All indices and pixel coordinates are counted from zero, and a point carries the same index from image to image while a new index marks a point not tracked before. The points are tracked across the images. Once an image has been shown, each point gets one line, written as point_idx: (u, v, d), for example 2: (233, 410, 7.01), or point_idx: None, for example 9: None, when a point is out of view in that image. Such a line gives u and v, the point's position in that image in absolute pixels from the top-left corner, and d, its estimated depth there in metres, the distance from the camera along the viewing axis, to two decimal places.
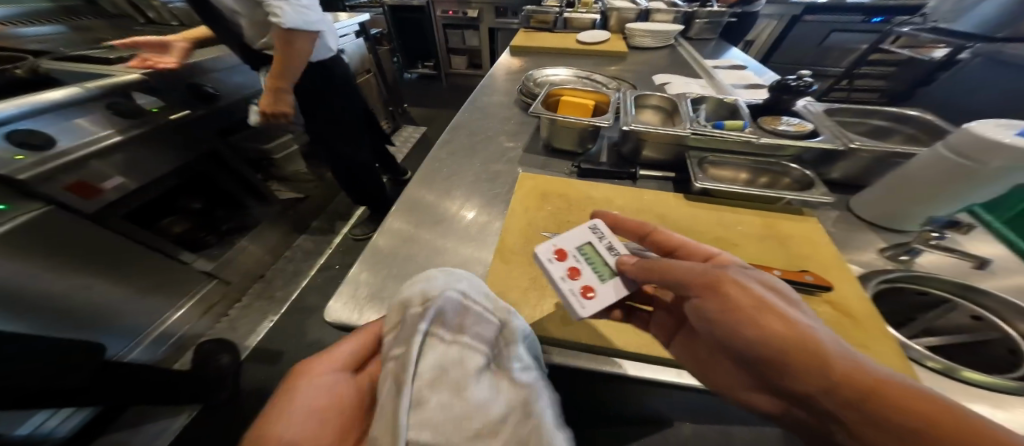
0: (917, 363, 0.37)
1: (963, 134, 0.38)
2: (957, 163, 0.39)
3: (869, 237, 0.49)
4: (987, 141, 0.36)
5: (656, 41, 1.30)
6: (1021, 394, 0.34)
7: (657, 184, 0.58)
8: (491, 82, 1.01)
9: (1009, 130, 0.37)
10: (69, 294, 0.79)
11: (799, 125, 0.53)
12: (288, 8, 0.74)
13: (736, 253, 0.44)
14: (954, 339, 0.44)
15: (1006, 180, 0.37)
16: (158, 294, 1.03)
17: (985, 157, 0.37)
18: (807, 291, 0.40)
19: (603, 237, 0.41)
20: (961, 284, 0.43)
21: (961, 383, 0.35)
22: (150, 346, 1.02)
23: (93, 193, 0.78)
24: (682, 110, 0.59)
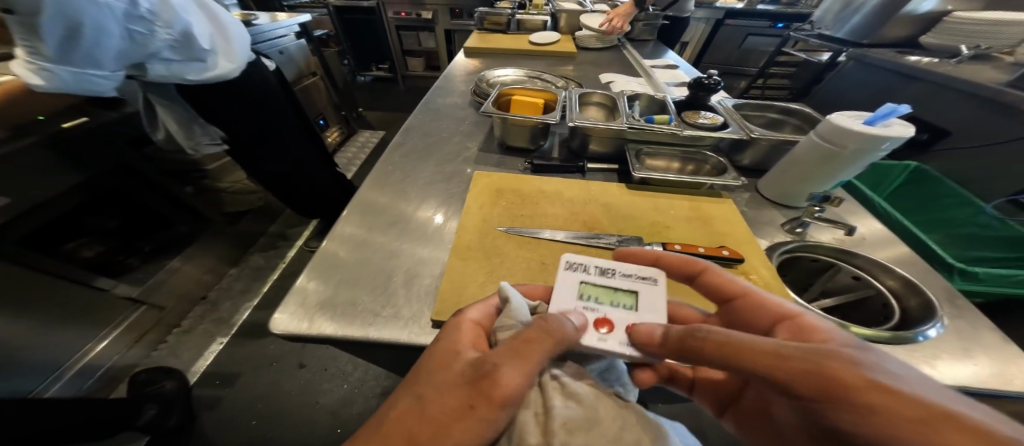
0: None
1: (828, 125, 0.46)
2: (828, 148, 0.47)
3: (774, 213, 0.57)
4: (847, 131, 0.44)
5: (601, 42, 1.39)
6: (894, 341, 0.39)
7: (603, 176, 0.63)
8: (444, 84, 1.02)
9: (858, 120, 0.46)
10: None
11: (713, 118, 0.61)
12: (65, 73, 0.62)
13: (670, 235, 0.50)
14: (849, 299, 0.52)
15: (864, 159, 0.46)
16: (71, 325, 0.90)
17: (843, 143, 0.45)
18: (725, 264, 0.46)
19: (587, 269, 0.39)
20: (840, 250, 0.52)
21: None
22: (73, 380, 0.91)
23: None
24: (620, 106, 0.65)
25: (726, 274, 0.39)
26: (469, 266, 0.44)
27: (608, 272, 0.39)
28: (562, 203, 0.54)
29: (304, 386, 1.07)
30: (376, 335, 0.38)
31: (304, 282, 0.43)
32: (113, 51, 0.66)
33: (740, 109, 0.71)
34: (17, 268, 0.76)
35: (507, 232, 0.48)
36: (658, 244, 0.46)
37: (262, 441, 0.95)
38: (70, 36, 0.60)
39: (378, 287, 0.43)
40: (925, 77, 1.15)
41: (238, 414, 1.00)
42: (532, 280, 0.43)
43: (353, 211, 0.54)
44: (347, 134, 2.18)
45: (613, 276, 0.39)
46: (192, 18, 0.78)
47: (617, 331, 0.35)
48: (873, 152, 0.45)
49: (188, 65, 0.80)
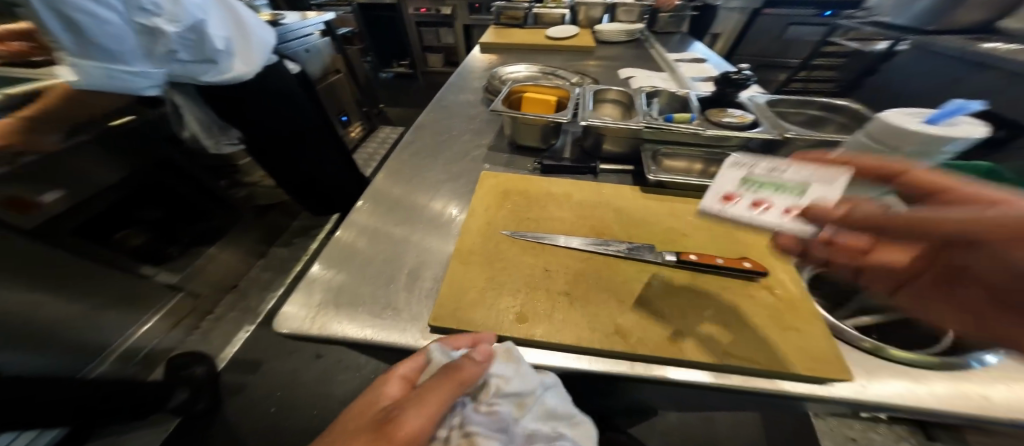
0: (850, 344, 0.36)
1: (880, 122, 0.42)
2: (877, 149, 0.43)
3: None
4: (896, 128, 0.40)
5: (623, 35, 1.33)
6: (941, 368, 0.34)
7: (617, 178, 0.60)
8: (459, 81, 1.01)
9: (919, 118, 0.41)
10: (14, 312, 0.75)
11: (742, 116, 0.56)
12: (94, 69, 0.66)
13: (686, 243, 0.46)
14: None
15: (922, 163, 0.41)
16: (117, 309, 0.97)
17: (898, 143, 0.40)
18: (747, 277, 0.41)
19: (756, 162, 0.30)
20: None
21: (888, 362, 0.34)
22: (118, 361, 0.98)
23: (32, 208, 0.72)
24: (637, 104, 0.61)
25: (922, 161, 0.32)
26: (470, 271, 0.43)
27: (782, 166, 0.29)
28: (572, 206, 0.52)
29: (323, 374, 1.12)
30: (373, 336, 0.38)
31: (313, 270, 0.44)
32: (128, 51, 0.69)
33: (773, 106, 0.65)
34: (69, 255, 0.83)
35: (511, 236, 0.46)
36: (672, 253, 0.43)
37: (283, 426, 1.00)
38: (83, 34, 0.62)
39: (380, 284, 0.43)
40: (1000, 66, 1.01)
41: (261, 398, 1.05)
42: (535, 287, 0.41)
43: (361, 208, 0.54)
44: (369, 130, 2.23)
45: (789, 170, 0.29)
46: (213, 23, 0.79)
47: (774, 210, 0.32)
48: (933, 156, 0.40)
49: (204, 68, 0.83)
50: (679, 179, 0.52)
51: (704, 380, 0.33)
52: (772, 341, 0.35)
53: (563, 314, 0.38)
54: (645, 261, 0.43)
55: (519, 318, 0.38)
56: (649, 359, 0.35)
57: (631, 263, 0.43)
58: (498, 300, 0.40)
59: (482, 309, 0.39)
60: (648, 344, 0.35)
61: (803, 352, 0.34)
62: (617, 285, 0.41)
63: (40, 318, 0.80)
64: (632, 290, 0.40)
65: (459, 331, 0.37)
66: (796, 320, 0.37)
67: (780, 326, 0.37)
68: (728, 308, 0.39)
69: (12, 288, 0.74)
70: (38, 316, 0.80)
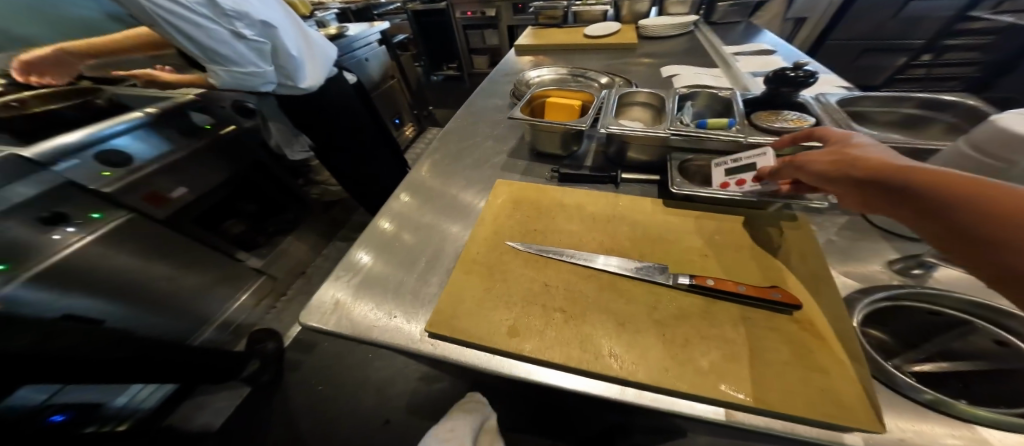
0: (901, 395, 0.29)
1: (992, 128, 0.33)
2: (981, 163, 0.34)
3: (881, 245, 0.43)
4: (1013, 135, 0.31)
5: (672, 29, 1.23)
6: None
7: (640, 188, 0.56)
8: (492, 85, 1.02)
9: None
10: (150, 284, 0.94)
11: (799, 119, 0.49)
12: (224, 72, 0.81)
13: (707, 264, 0.41)
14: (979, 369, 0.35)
15: None
16: (218, 286, 1.17)
17: (1011, 154, 0.32)
18: (774, 309, 0.36)
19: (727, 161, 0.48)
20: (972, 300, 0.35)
21: (952, 420, 0.28)
22: (218, 329, 1.16)
23: (164, 202, 0.89)
24: (666, 108, 0.56)
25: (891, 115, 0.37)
26: (472, 278, 0.44)
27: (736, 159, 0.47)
28: (583, 218, 0.50)
29: (366, 358, 1.23)
30: (376, 333, 0.39)
31: (356, 260, 0.48)
32: (248, 60, 0.83)
33: (847, 105, 0.55)
34: (187, 239, 1.01)
35: (516, 247, 0.46)
36: (685, 276, 0.39)
37: (333, 399, 1.12)
38: (209, 46, 0.77)
39: (392, 284, 0.45)
40: None
41: (316, 375, 1.19)
42: (530, 301, 0.40)
43: (390, 209, 0.57)
44: (420, 131, 2.37)
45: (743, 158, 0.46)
46: (290, 36, 0.89)
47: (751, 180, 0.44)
48: None
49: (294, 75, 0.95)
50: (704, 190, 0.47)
51: (705, 415, 0.30)
52: (793, 386, 0.30)
53: (555, 331, 0.37)
54: (653, 283, 0.40)
55: (509, 331, 0.38)
56: (643, 385, 0.32)
57: (639, 284, 0.40)
58: (495, 310, 0.40)
59: (477, 317, 0.39)
60: (641, 373, 0.33)
61: (833, 400, 0.29)
62: (620, 307, 0.38)
63: (166, 290, 0.99)
64: (633, 313, 0.38)
65: (450, 339, 0.38)
66: (828, 362, 0.31)
67: (805, 365, 0.31)
68: (747, 341, 0.34)
69: (152, 263, 0.92)
70: (168, 287, 0.99)
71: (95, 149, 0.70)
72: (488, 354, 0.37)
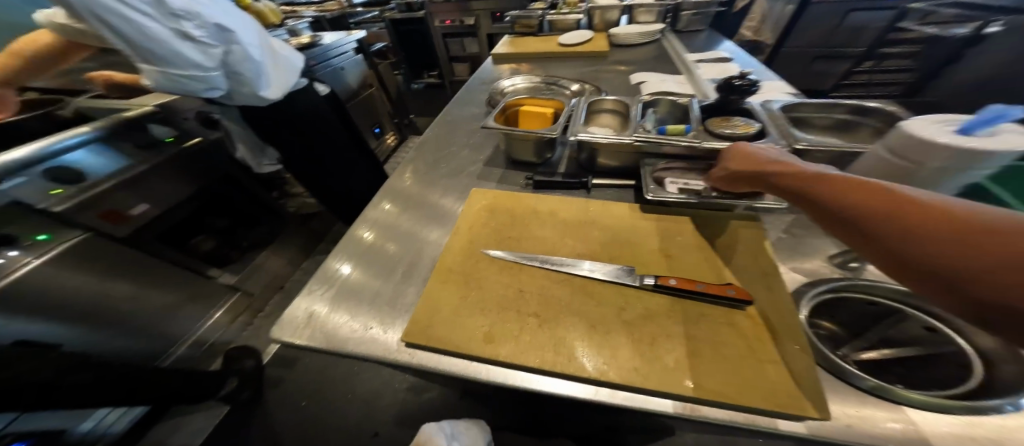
0: (850, 385, 0.31)
1: (902, 132, 0.37)
2: (899, 163, 0.38)
3: (823, 241, 0.46)
4: (918, 140, 0.35)
5: (642, 37, 1.28)
6: (956, 412, 0.29)
7: (612, 192, 0.58)
8: (468, 94, 1.04)
9: (946, 126, 0.35)
10: (112, 306, 0.89)
11: (746, 125, 0.52)
12: (160, 74, 0.74)
13: (671, 264, 0.44)
14: (913, 354, 0.38)
15: (955, 179, 0.36)
16: (191, 305, 1.12)
17: (922, 158, 0.35)
18: (730, 305, 0.38)
19: (681, 185, 0.51)
20: (897, 288, 0.39)
21: (891, 405, 0.30)
22: (189, 348, 1.11)
23: (122, 219, 0.85)
24: (632, 115, 0.58)
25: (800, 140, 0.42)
26: (448, 289, 0.44)
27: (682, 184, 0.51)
28: (551, 226, 0.51)
29: (350, 372, 1.19)
30: (353, 346, 0.39)
31: (338, 271, 0.47)
32: (190, 61, 0.75)
33: (789, 110, 0.59)
34: (149, 258, 0.96)
35: (491, 257, 0.47)
36: (651, 277, 0.41)
37: (314, 417, 1.08)
38: (149, 46, 0.70)
39: (368, 294, 0.45)
40: None
41: (295, 393, 1.14)
42: (505, 307, 0.41)
43: (366, 221, 0.56)
44: (401, 139, 2.35)
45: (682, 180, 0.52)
46: (249, 36, 0.85)
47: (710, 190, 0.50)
48: (965, 172, 0.35)
49: (259, 83, 0.91)
50: (672, 194, 0.49)
51: (672, 411, 0.32)
52: (749, 377, 0.32)
53: (529, 336, 0.38)
54: (622, 285, 0.42)
55: (485, 337, 0.38)
56: (612, 384, 0.33)
57: (609, 287, 0.42)
58: (470, 319, 0.40)
59: (452, 327, 0.39)
60: (611, 370, 0.34)
61: (784, 389, 0.31)
62: (591, 311, 0.39)
63: (132, 311, 0.94)
64: (604, 315, 0.39)
65: (427, 347, 0.38)
66: (776, 353, 0.34)
67: (759, 358, 0.33)
68: (707, 337, 0.36)
69: (114, 283, 0.88)
70: (132, 307, 0.94)
71: (42, 164, 0.67)
72: (464, 361, 0.37)
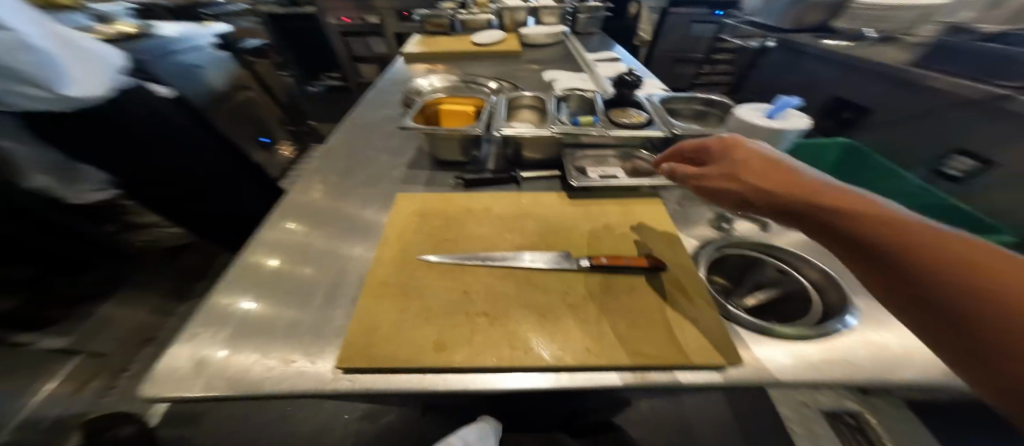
0: (748, 330, 0.38)
1: (734, 120, 0.46)
2: None
3: (702, 210, 0.56)
4: (748, 126, 0.45)
5: (549, 37, 1.36)
6: (814, 337, 0.37)
7: (540, 184, 0.60)
8: (379, 96, 0.97)
9: (759, 113, 0.46)
10: None
11: (638, 115, 0.58)
12: None
13: (600, 245, 0.47)
14: (775, 293, 0.48)
15: (772, 153, 0.46)
16: None
17: (749, 138, 0.45)
18: (651, 274, 0.43)
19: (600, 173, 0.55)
20: (756, 243, 0.49)
21: (775, 339, 0.37)
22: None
23: None
24: (549, 109, 0.62)
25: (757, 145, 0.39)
26: (383, 305, 0.39)
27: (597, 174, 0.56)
28: (481, 226, 0.50)
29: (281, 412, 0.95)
30: (271, 387, 0.31)
31: (239, 308, 0.38)
32: None
33: (667, 103, 0.70)
34: None
35: (428, 263, 0.44)
36: (586, 259, 0.44)
37: None
38: None
39: (280, 325, 0.37)
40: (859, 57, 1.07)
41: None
42: (452, 312, 0.39)
43: (266, 244, 0.47)
44: (302, 149, 2.06)
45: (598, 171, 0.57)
46: (14, 17, 0.66)
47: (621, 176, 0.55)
48: (775, 148, 0.45)
49: (46, 82, 0.71)
50: (592, 180, 0.53)
51: (623, 382, 0.34)
52: (676, 337, 0.36)
53: (482, 337, 0.36)
54: (563, 271, 0.43)
55: (436, 346, 0.35)
56: (565, 369, 0.34)
57: (550, 275, 0.43)
58: (414, 332, 0.37)
59: (392, 346, 0.35)
60: (564, 351, 0.35)
61: (702, 340, 0.36)
62: (537, 300, 0.40)
63: None
64: (551, 301, 0.40)
65: (370, 370, 0.33)
66: (691, 311, 0.39)
67: (681, 317, 0.38)
68: (637, 306, 0.40)
69: None
70: None
71: None
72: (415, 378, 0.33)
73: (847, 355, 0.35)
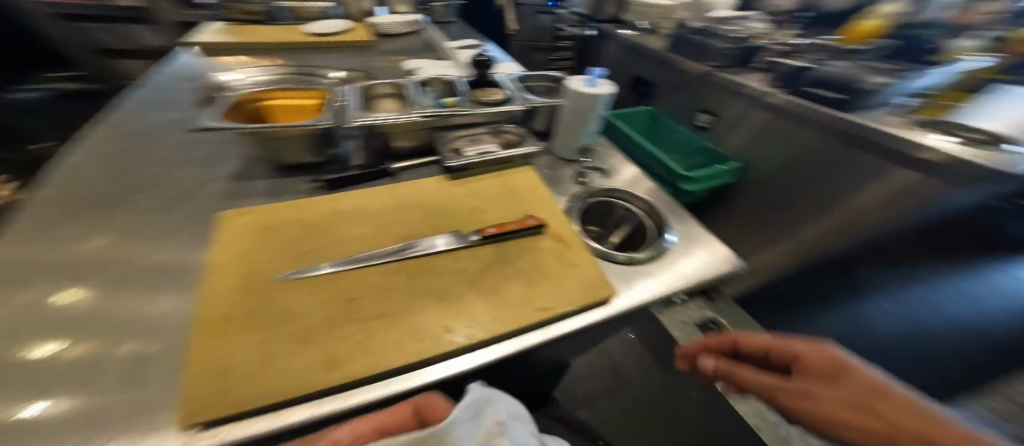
0: (614, 261, 0.47)
1: (567, 89, 0.55)
2: (573, 106, 0.56)
3: (566, 171, 0.64)
4: (575, 92, 0.53)
5: (402, 25, 1.28)
6: (652, 255, 0.49)
7: (418, 172, 0.57)
8: (159, 96, 0.75)
9: (584, 82, 0.56)
10: None
11: (496, 93, 0.63)
12: None
13: (487, 218, 0.49)
14: (626, 229, 0.60)
15: (597, 112, 0.57)
16: None
17: (579, 101, 0.54)
18: (534, 234, 0.48)
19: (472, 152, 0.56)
20: (605, 190, 0.59)
21: (631, 264, 0.47)
22: None
23: None
24: (409, 94, 0.59)
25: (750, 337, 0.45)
26: (236, 341, 0.31)
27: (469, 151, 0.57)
28: (348, 231, 0.44)
29: None
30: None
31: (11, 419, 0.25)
32: None
33: (523, 81, 0.76)
34: None
35: (297, 277, 0.38)
36: (475, 233, 0.45)
37: None
38: None
39: (69, 409, 0.26)
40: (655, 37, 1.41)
41: None
42: (337, 325, 0.34)
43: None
44: None
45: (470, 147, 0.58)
46: None
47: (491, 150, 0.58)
48: (598, 107, 0.56)
49: None
50: (469, 158, 0.55)
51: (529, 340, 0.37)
52: (563, 283, 0.42)
53: (381, 339, 0.33)
54: (454, 250, 0.43)
55: (326, 364, 0.31)
56: (476, 340, 0.35)
57: (444, 258, 0.43)
58: (292, 359, 0.31)
59: (263, 381, 0.29)
60: (475, 328, 0.35)
61: (583, 279, 0.42)
62: (435, 286, 0.39)
63: None
64: (449, 283, 0.40)
65: (243, 416, 0.27)
66: (573, 257, 0.45)
67: (564, 265, 0.44)
68: (528, 265, 0.44)
69: None
70: None
71: None
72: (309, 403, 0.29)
73: (680, 269, 0.46)
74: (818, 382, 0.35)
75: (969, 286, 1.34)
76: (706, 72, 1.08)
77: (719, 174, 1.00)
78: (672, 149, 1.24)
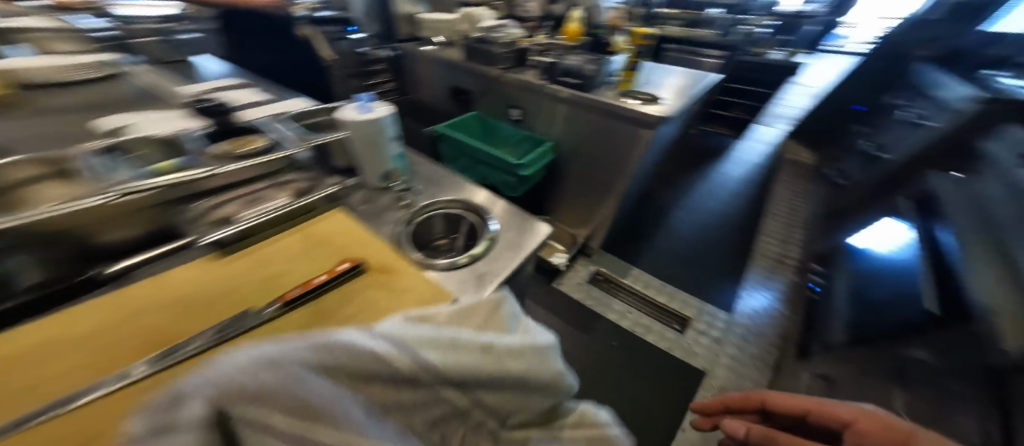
0: (450, 269, 0.48)
1: (347, 119, 0.54)
2: (358, 134, 0.56)
3: (384, 200, 0.60)
4: (351, 121, 0.54)
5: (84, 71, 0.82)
6: (485, 254, 0.52)
7: (163, 264, 0.43)
8: None
9: (359, 109, 0.57)
10: None
11: (255, 141, 0.55)
12: None
13: (287, 282, 0.41)
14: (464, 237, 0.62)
15: (388, 136, 0.58)
16: None
17: (360, 128, 0.55)
18: (351, 276, 0.42)
19: (238, 221, 0.45)
20: (425, 207, 0.60)
21: (467, 268, 0.49)
22: None
23: None
24: (92, 172, 0.45)
25: (778, 397, 0.57)
26: None
27: (236, 216, 0.47)
28: (4, 386, 0.28)
29: None
30: None
31: None
32: None
33: (302, 119, 0.66)
34: None
35: None
36: (272, 305, 0.37)
37: None
38: None
39: None
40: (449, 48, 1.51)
41: None
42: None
43: None
44: None
45: (234, 207, 0.48)
46: None
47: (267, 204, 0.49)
48: (385, 130, 0.57)
49: None
50: (243, 222, 0.46)
51: None
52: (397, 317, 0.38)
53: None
54: (243, 330, 0.35)
55: None
56: None
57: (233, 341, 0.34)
58: None
59: None
60: None
61: (421, 302, 0.40)
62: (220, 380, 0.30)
63: None
64: None
65: None
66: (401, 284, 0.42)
67: (394, 296, 0.40)
68: (351, 312, 0.38)
69: None
70: None
71: None
72: None
73: (515, 254, 0.52)
74: (852, 429, 0.44)
75: (706, 188, 2.09)
76: (497, 75, 1.25)
77: (540, 156, 1.19)
78: (504, 138, 1.38)
